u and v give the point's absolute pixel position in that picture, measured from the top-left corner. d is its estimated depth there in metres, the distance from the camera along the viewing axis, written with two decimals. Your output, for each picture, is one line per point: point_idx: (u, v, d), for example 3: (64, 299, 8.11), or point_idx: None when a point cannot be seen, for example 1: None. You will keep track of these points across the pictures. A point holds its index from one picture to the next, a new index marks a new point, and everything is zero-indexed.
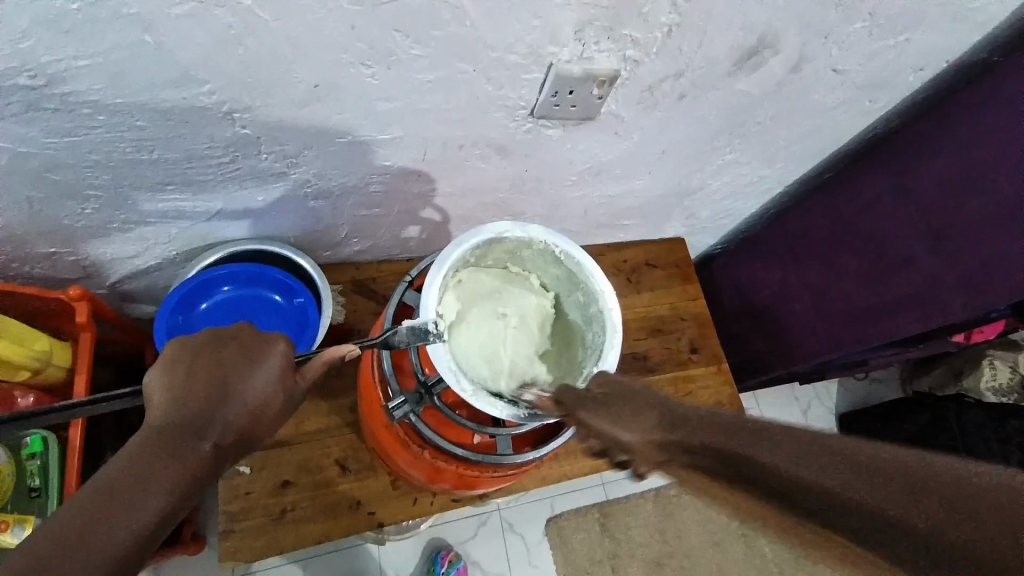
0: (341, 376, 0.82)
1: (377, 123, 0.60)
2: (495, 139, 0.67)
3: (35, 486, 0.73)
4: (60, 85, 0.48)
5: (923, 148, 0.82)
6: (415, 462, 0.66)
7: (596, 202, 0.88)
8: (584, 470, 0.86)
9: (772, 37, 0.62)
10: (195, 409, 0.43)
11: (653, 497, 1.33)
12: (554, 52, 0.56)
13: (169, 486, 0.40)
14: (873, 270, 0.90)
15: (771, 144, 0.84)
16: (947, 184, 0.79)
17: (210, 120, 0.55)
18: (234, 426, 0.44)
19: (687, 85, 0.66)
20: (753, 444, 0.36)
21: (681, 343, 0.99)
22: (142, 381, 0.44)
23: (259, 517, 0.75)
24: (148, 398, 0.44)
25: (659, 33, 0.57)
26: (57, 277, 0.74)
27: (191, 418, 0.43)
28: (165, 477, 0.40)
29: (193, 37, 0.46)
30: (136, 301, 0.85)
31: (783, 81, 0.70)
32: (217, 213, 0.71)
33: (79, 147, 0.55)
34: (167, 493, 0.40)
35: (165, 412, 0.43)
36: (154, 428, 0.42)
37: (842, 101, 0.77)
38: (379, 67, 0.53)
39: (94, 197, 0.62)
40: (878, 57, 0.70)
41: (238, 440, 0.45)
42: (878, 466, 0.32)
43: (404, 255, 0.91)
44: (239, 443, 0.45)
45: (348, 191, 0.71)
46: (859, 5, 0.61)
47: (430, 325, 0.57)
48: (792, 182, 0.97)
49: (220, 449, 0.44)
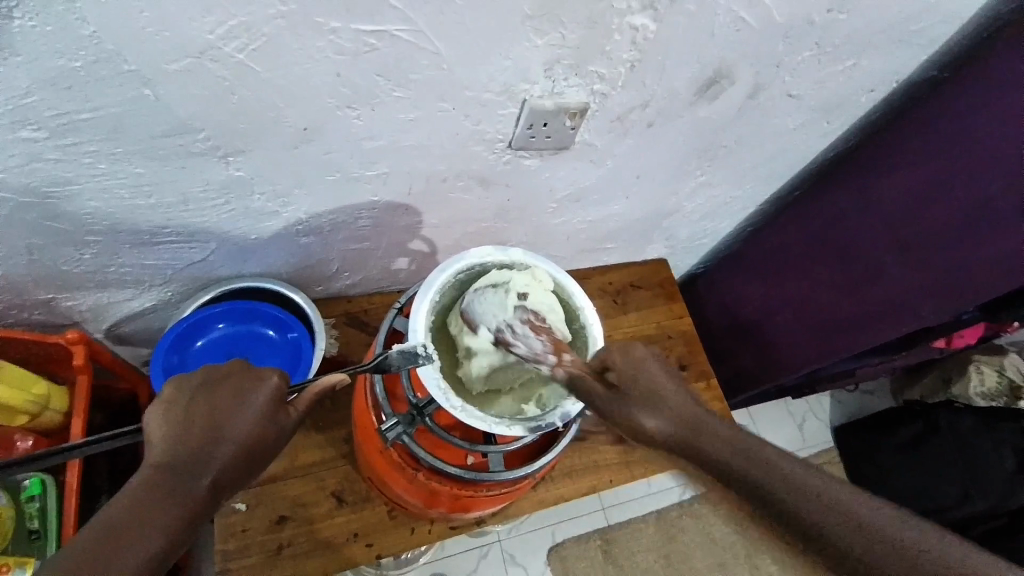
0: (335, 409, 0.83)
1: (364, 161, 0.64)
2: (477, 171, 0.71)
3: (35, 529, 0.73)
4: (63, 137, 0.51)
5: (886, 162, 0.85)
6: (412, 488, 0.67)
7: (578, 227, 0.92)
8: (581, 490, 0.87)
9: (727, 68, 0.67)
10: (192, 448, 0.45)
11: (655, 521, 1.32)
12: (526, 89, 0.60)
13: (170, 522, 0.41)
14: (853, 280, 0.93)
15: (740, 165, 0.88)
16: (909, 196, 0.83)
17: (204, 164, 0.58)
18: (230, 464, 0.46)
19: (653, 114, 0.71)
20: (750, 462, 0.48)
21: (670, 360, 1.01)
22: (141, 420, 0.46)
23: (255, 555, 0.74)
24: (146, 440, 0.45)
25: (622, 69, 0.62)
26: (55, 323, 0.76)
27: (190, 456, 0.44)
28: (164, 517, 0.41)
29: (190, 90, 0.50)
30: (132, 345, 0.86)
31: (742, 107, 0.75)
32: (211, 254, 0.73)
33: (80, 195, 0.58)
34: (167, 533, 0.41)
35: (165, 452, 0.44)
36: (153, 467, 0.43)
37: (802, 123, 0.82)
38: (363, 109, 0.57)
39: (92, 243, 0.65)
40: (829, 82, 0.75)
41: (237, 475, 0.46)
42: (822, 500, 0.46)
43: (395, 287, 0.93)
44: (235, 480, 0.46)
45: (337, 226, 0.74)
46: (804, 36, 0.66)
47: (418, 348, 0.59)
48: (764, 201, 1.02)
49: (219, 485, 0.45)
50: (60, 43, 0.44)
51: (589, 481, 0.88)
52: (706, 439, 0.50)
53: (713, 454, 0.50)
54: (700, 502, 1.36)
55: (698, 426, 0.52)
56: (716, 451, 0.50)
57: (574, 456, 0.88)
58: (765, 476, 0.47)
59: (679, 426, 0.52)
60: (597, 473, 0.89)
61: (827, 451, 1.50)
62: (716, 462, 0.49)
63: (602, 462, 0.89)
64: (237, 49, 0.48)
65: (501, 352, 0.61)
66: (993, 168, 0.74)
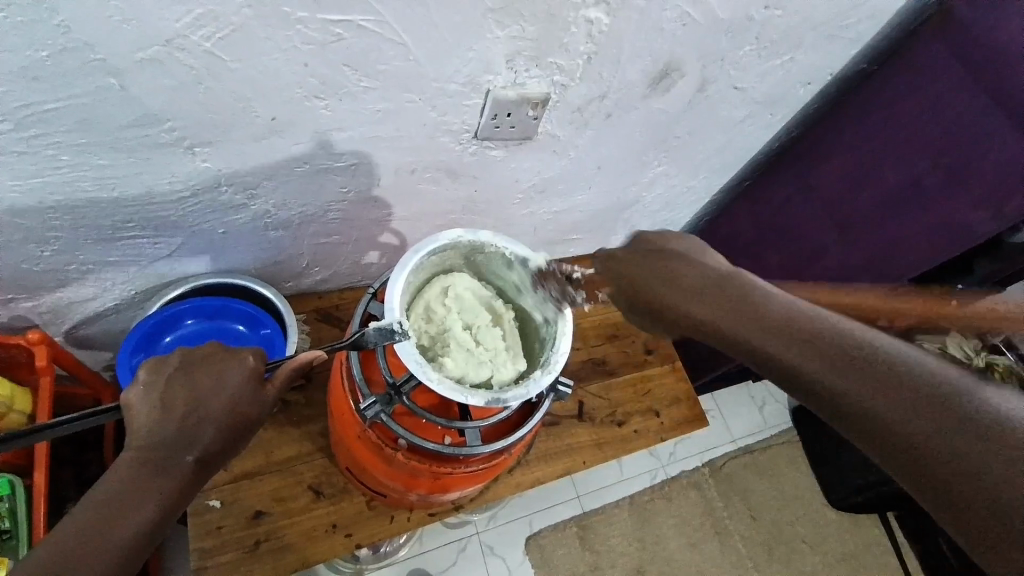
0: (310, 405, 0.83)
1: (333, 152, 0.65)
2: (445, 163, 0.73)
3: (4, 530, 0.70)
4: (27, 129, 0.51)
5: (827, 151, 0.91)
6: (392, 471, 0.68)
7: (543, 219, 0.95)
8: (554, 474, 0.92)
9: (678, 62, 0.71)
10: (175, 429, 0.47)
11: (628, 506, 1.36)
12: (490, 80, 0.63)
13: (158, 498, 0.46)
14: (798, 259, 1.04)
15: (692, 156, 0.93)
16: (842, 179, 0.91)
17: (171, 156, 0.59)
18: (215, 441, 0.49)
19: (611, 105, 0.75)
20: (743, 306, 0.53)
21: (636, 345, 1.05)
22: (124, 400, 0.48)
23: (232, 553, 0.74)
24: (130, 421, 0.47)
25: (580, 61, 0.65)
26: (12, 325, 0.74)
27: (173, 436, 0.47)
28: (152, 494, 0.46)
29: (158, 82, 0.51)
30: (94, 347, 0.84)
31: (693, 98, 0.80)
32: (177, 250, 0.73)
33: (41, 189, 0.57)
34: (157, 507, 0.46)
35: (147, 432, 0.47)
36: (139, 447, 0.46)
37: (748, 114, 0.87)
38: (332, 100, 0.58)
39: (53, 241, 0.64)
40: (769, 75, 0.81)
41: (222, 450, 0.50)
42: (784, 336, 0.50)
43: (365, 282, 0.94)
44: (222, 454, 0.50)
45: (307, 220, 0.75)
46: (745, 30, 0.71)
47: (394, 325, 0.61)
48: (717, 190, 1.07)
49: (205, 460, 0.49)
50: (27, 33, 0.44)
51: (564, 463, 0.93)
52: (859, 357, 0.46)
53: (901, 366, 0.45)
54: (671, 485, 1.42)
55: (827, 341, 0.48)
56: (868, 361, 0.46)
57: (548, 441, 0.93)
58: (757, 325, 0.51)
59: (801, 311, 0.51)
60: (570, 456, 0.94)
61: (786, 431, 1.56)
62: (887, 402, 0.44)
63: (575, 445, 0.94)
64: (204, 38, 0.48)
65: (466, 355, 0.66)
66: (920, 150, 0.81)
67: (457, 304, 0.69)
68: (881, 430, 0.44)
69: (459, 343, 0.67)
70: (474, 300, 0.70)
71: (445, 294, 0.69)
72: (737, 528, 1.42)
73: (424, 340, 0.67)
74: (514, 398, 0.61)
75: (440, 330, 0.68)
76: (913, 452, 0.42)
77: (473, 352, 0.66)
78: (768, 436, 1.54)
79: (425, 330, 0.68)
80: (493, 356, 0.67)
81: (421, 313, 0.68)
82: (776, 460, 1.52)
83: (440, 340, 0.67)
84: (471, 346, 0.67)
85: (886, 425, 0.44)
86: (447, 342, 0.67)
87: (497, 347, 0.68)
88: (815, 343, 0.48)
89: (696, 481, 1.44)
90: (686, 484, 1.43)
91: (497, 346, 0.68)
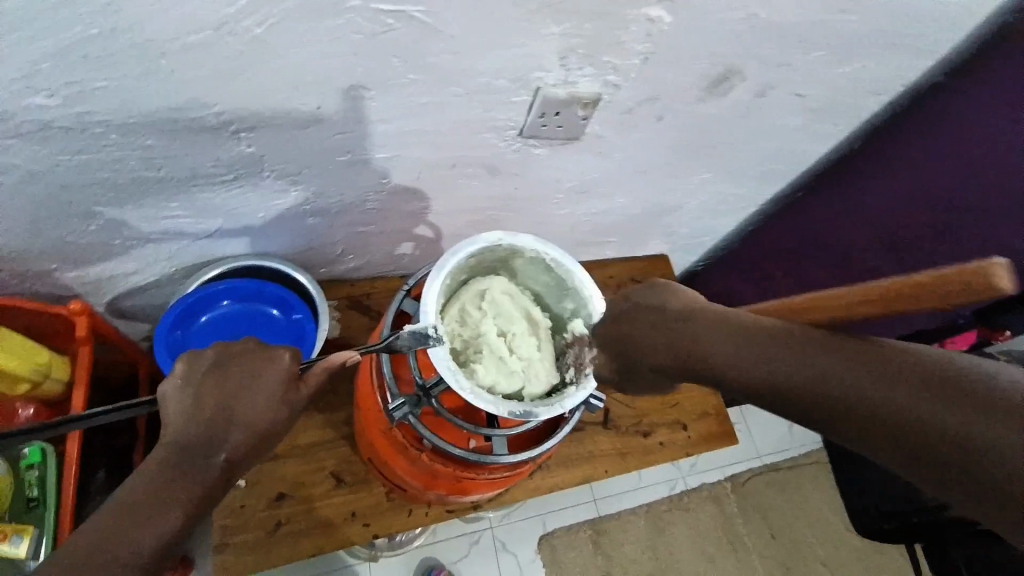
0: (336, 392, 0.83)
1: (374, 143, 0.64)
2: (486, 160, 0.72)
3: (33, 497, 0.73)
4: (76, 106, 0.51)
5: (891, 167, 0.86)
6: (413, 470, 0.68)
7: (582, 219, 0.92)
8: (574, 481, 0.90)
9: (738, 65, 0.67)
10: (205, 428, 0.48)
11: (644, 513, 1.34)
12: (540, 77, 0.61)
13: (185, 499, 0.45)
14: (844, 278, 1.00)
15: (743, 164, 0.89)
16: (901, 197, 0.87)
17: (215, 140, 0.58)
18: (243, 444, 0.49)
19: (662, 108, 0.71)
20: (685, 319, 0.55)
21: None
22: (159, 399, 0.49)
23: (252, 533, 0.75)
24: (164, 419, 0.48)
25: (635, 61, 0.62)
26: (57, 293, 0.76)
27: (203, 435, 0.47)
28: (179, 493, 0.45)
29: (205, 67, 0.50)
30: (133, 319, 0.86)
31: (751, 104, 0.75)
32: (217, 231, 0.73)
33: (88, 166, 0.58)
34: (184, 508, 0.45)
35: (179, 429, 0.47)
36: (169, 444, 0.47)
37: (807, 123, 0.82)
38: (377, 92, 0.57)
39: (99, 216, 0.65)
40: (835, 85, 0.75)
41: (249, 453, 0.49)
42: (727, 340, 0.50)
43: (398, 272, 0.94)
44: (249, 459, 0.50)
45: (344, 209, 0.74)
46: (815, 35, 0.66)
47: (429, 330, 0.59)
48: (766, 199, 1.02)
49: (233, 463, 0.48)
50: (80, 11, 0.43)
51: (584, 470, 0.91)
52: (811, 342, 0.45)
53: (859, 346, 0.43)
54: (690, 497, 1.39)
55: (776, 334, 0.48)
56: (841, 355, 0.43)
57: (570, 446, 0.92)
58: (700, 331, 0.53)
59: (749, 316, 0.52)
60: (591, 464, 0.92)
61: (815, 451, 1.51)
62: (877, 401, 0.39)
63: (597, 453, 0.92)
64: (255, 24, 0.48)
65: (498, 363, 0.65)
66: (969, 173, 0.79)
67: (493, 309, 0.68)
68: (877, 431, 0.39)
69: (492, 347, 0.66)
70: (510, 304, 0.68)
71: (481, 298, 0.68)
72: (756, 546, 1.38)
73: (455, 343, 0.66)
74: (545, 412, 0.59)
75: (473, 334, 0.67)
76: (895, 431, 0.38)
77: (505, 360, 0.65)
78: (795, 456, 1.49)
79: (459, 332, 0.67)
80: (524, 365, 0.66)
81: (455, 314, 0.67)
82: (802, 479, 1.47)
83: (472, 344, 0.66)
84: (503, 353, 0.66)
85: (847, 404, 0.41)
86: (480, 347, 0.66)
87: (530, 355, 0.66)
88: (771, 341, 0.47)
89: (717, 494, 1.41)
90: (706, 496, 1.40)
91: (529, 354, 0.66)
